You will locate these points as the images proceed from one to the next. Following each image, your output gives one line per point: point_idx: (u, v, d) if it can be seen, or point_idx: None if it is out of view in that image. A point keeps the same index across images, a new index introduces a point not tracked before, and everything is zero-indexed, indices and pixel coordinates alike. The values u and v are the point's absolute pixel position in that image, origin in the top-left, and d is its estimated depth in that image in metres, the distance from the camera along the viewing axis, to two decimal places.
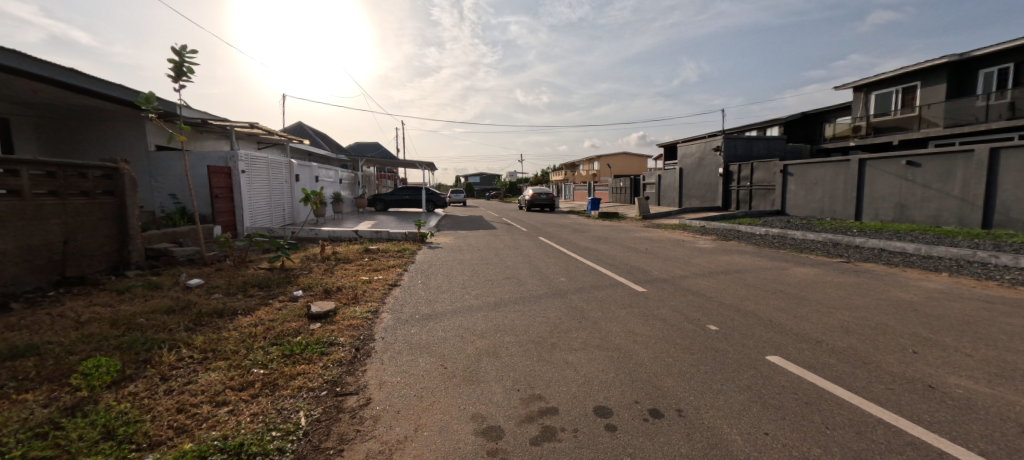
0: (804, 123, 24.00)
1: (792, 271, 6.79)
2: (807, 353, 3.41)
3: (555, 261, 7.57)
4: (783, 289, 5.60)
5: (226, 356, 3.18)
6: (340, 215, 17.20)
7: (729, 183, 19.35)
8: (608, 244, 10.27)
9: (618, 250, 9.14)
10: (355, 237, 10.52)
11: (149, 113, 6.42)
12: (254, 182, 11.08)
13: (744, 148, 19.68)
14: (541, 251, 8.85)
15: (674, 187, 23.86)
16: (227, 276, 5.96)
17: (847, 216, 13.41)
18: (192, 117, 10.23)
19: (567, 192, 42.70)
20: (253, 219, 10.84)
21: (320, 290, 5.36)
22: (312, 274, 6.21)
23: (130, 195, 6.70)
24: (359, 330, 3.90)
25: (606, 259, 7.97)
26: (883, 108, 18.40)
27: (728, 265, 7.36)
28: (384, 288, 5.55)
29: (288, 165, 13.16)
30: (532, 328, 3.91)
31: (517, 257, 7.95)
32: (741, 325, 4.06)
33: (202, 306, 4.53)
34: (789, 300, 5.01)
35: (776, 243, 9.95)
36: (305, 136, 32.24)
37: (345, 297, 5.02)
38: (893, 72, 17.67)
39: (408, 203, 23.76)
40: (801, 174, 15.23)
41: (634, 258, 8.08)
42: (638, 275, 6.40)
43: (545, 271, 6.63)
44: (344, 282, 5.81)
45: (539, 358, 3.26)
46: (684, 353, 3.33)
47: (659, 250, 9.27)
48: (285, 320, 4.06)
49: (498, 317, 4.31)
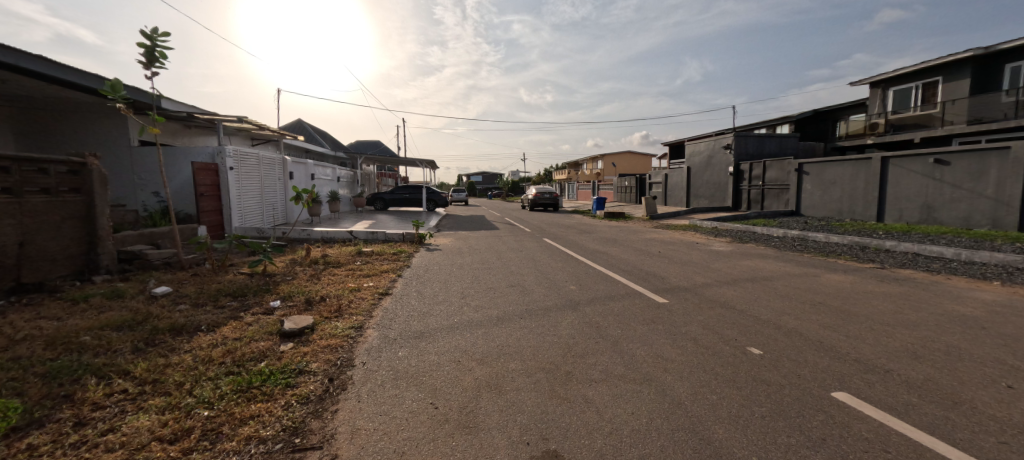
0: (817, 120, 23.26)
1: (826, 279, 6.14)
2: (881, 390, 2.77)
3: (563, 266, 6.95)
4: (822, 300, 4.97)
5: (166, 391, 2.59)
6: (336, 215, 16.62)
7: (739, 182, 18.68)
8: (618, 247, 9.62)
9: (629, 254, 8.51)
10: (350, 238, 9.94)
11: (117, 103, 5.88)
12: (244, 180, 10.51)
13: (756, 146, 18.99)
14: (547, 254, 8.22)
15: (681, 187, 23.17)
16: (201, 284, 5.38)
17: (868, 217, 12.72)
18: (177, 110, 9.67)
19: (571, 192, 42.01)
20: (242, 218, 10.26)
21: (301, 301, 4.77)
22: (296, 281, 5.63)
23: (99, 192, 6.12)
24: (337, 352, 3.29)
25: (618, 263, 7.34)
26: (901, 104, 17.68)
27: (753, 271, 6.71)
28: (373, 297, 4.95)
29: (281, 162, 12.59)
30: (541, 352, 3.30)
31: (521, 262, 7.33)
32: (788, 348, 3.44)
33: (161, 320, 3.95)
34: (834, 315, 4.37)
35: (798, 246, 9.31)
36: (304, 134, 31.72)
37: (328, 309, 4.43)
38: (913, 67, 16.94)
39: (408, 202, 23.17)
40: (817, 173, 14.55)
41: (648, 263, 7.44)
42: (655, 283, 5.77)
43: (552, 278, 6.01)
44: (330, 290, 5.22)
45: (552, 393, 2.65)
46: (730, 388, 2.72)
47: (674, 253, 8.64)
48: (252, 340, 3.47)
49: (501, 336, 3.69)
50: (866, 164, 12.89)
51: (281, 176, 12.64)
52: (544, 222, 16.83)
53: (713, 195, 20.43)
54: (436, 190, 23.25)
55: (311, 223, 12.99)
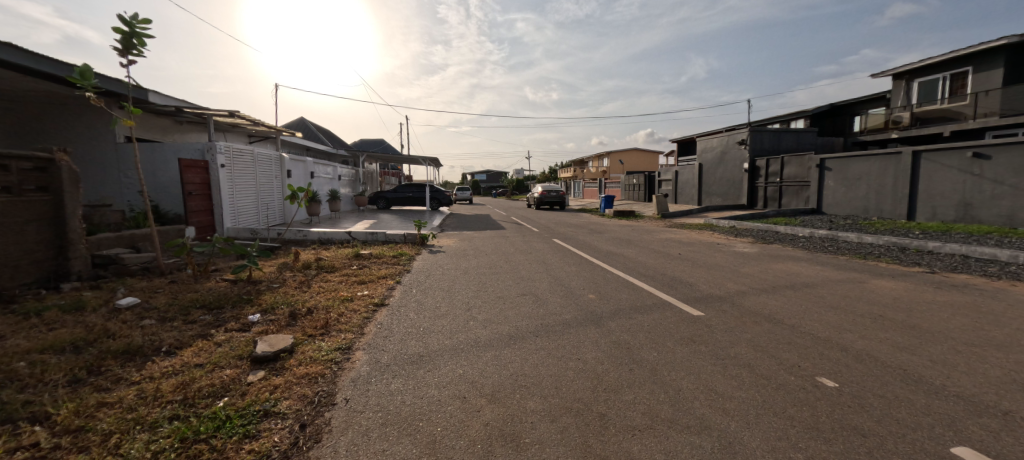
0: (834, 115, 22.42)
1: (876, 287, 5.46)
2: (1016, 442, 2.11)
3: (578, 271, 6.32)
4: (882, 312, 4.31)
5: (87, 447, 2.01)
6: (337, 214, 16.09)
7: (755, 179, 17.94)
8: (634, 248, 8.97)
9: (647, 256, 7.87)
10: (349, 239, 9.38)
11: (86, 91, 5.31)
12: (237, 178, 9.96)
13: (772, 141, 18.23)
14: (558, 257, 7.60)
15: (692, 184, 22.45)
16: (176, 293, 4.81)
17: (897, 215, 11.98)
18: (165, 104, 9.13)
19: (577, 190, 41.36)
20: (235, 218, 9.74)
21: (284, 313, 4.18)
22: (283, 289, 5.05)
23: (70, 191, 5.58)
24: (316, 385, 2.69)
25: (637, 267, 6.71)
26: (927, 96, 16.84)
27: (790, 275, 6.05)
28: (366, 310, 4.35)
29: (278, 160, 12.06)
30: (565, 385, 2.68)
31: (531, 266, 6.71)
32: (868, 380, 2.79)
33: (117, 341, 3.38)
34: (906, 333, 3.71)
35: (829, 247, 8.62)
36: (308, 131, 31.35)
37: (313, 325, 3.83)
38: (941, 57, 16.13)
39: (411, 201, 22.61)
40: (841, 169, 13.79)
41: (671, 267, 6.79)
42: (685, 292, 5.11)
43: (568, 285, 5.39)
44: (319, 301, 4.62)
45: (586, 449, 2.03)
46: (816, 441, 2.08)
47: (696, 255, 7.97)
48: (216, 368, 2.89)
49: (515, 361, 3.07)
50: (895, 159, 12.13)
51: (277, 174, 12.09)
52: (551, 222, 16.19)
53: (727, 193, 19.70)
54: (439, 189, 22.65)
55: (309, 224, 12.44)
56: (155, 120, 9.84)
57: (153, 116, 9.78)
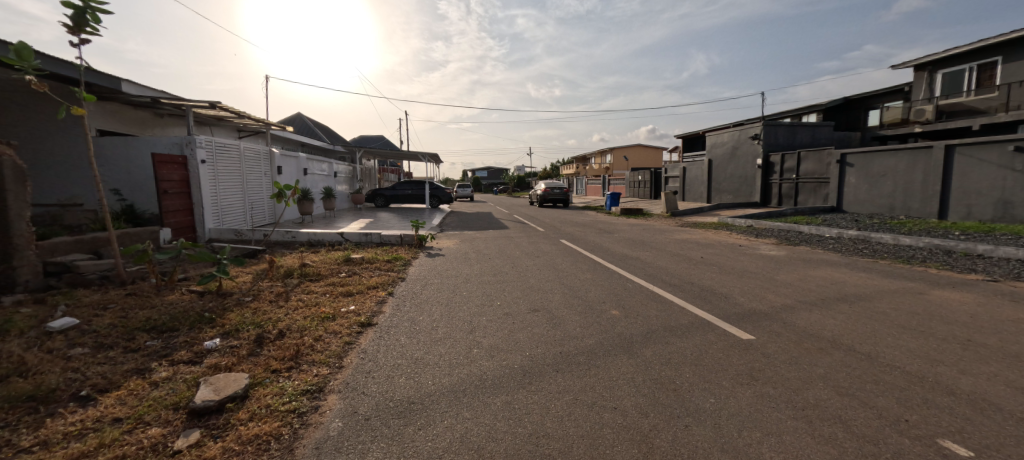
0: (849, 109, 21.58)
1: (942, 299, 4.71)
2: None
3: (594, 279, 5.59)
4: (966, 335, 3.60)
5: None
6: (332, 213, 15.38)
7: (769, 176, 17.18)
8: (650, 251, 8.24)
9: (667, 260, 7.15)
10: (342, 240, 8.68)
11: (26, 74, 4.56)
12: (220, 174, 9.23)
13: (787, 135, 17.44)
14: (569, 261, 6.87)
15: (701, 180, 21.68)
16: (128, 310, 4.09)
17: (927, 215, 11.24)
18: (139, 95, 8.37)
19: (579, 187, 40.67)
20: (218, 218, 9.03)
21: (249, 338, 3.44)
22: (256, 304, 4.32)
23: (14, 190, 4.82)
24: (265, 456, 1.97)
25: (659, 274, 5.98)
26: (952, 88, 16.04)
27: (836, 285, 5.32)
28: (349, 332, 3.61)
29: (266, 155, 11.32)
30: (606, 457, 1.95)
31: (540, 273, 5.98)
32: (1013, 445, 2.06)
33: (27, 380, 2.67)
34: (1015, 366, 2.98)
35: (863, 251, 7.90)
36: (304, 128, 30.57)
37: (280, 354, 3.10)
38: (968, 46, 15.30)
39: (411, 199, 21.88)
40: (864, 165, 13.03)
41: (696, 273, 6.08)
42: (722, 307, 4.41)
43: (586, 298, 4.67)
44: (294, 320, 3.89)
45: None
46: None
47: (720, 259, 7.23)
48: (135, 430, 2.16)
49: (533, 414, 2.32)
50: (925, 154, 11.36)
51: (266, 170, 11.36)
52: (556, 221, 15.46)
53: (738, 190, 18.94)
54: (439, 186, 21.89)
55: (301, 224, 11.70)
56: (130, 112, 9.13)
57: (128, 108, 9.06)
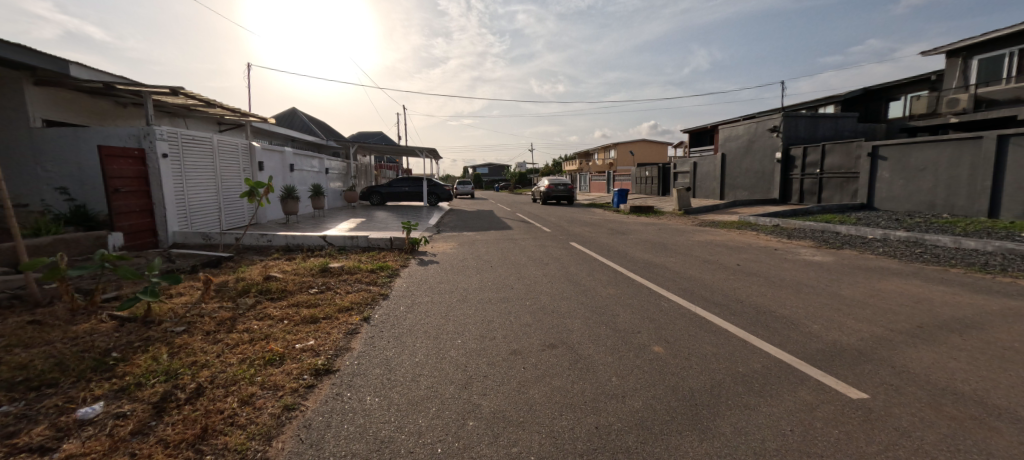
0: (871, 100, 20.44)
1: None
2: None
3: (621, 297, 4.53)
4: None
5: None
6: (322, 212, 14.35)
7: (789, 171, 16.12)
8: (676, 256, 7.16)
9: (699, 269, 6.07)
10: (324, 244, 7.68)
11: None
12: (187, 170, 8.17)
13: (808, 127, 16.33)
14: (585, 271, 5.83)
15: (714, 176, 20.58)
16: (10, 350, 3.06)
17: (975, 212, 10.15)
18: (90, 80, 7.31)
19: (583, 184, 39.60)
20: (184, 220, 7.99)
21: (148, 402, 2.40)
22: (184, 339, 3.28)
23: None
24: None
25: (698, 290, 4.92)
26: (989, 75, 14.90)
27: (925, 306, 4.25)
28: (293, 389, 2.56)
29: (244, 150, 10.27)
30: None
31: (554, 287, 4.95)
32: None
33: None
34: None
35: (922, 256, 6.85)
36: (299, 123, 29.52)
37: (177, 437, 2.06)
38: (1008, 29, 14.18)
39: (408, 197, 20.85)
40: (900, 158, 11.93)
41: (742, 287, 5.01)
42: (797, 340, 3.37)
43: (616, 328, 3.62)
44: (225, 367, 2.84)
45: None
46: None
47: (762, 268, 6.18)
48: None
49: None
50: (973, 146, 10.23)
51: (245, 166, 10.31)
52: (562, 220, 14.40)
53: (755, 186, 17.85)
54: (438, 183, 20.79)
55: (285, 225, 10.68)
56: (86, 101, 8.13)
57: (83, 96, 8.06)
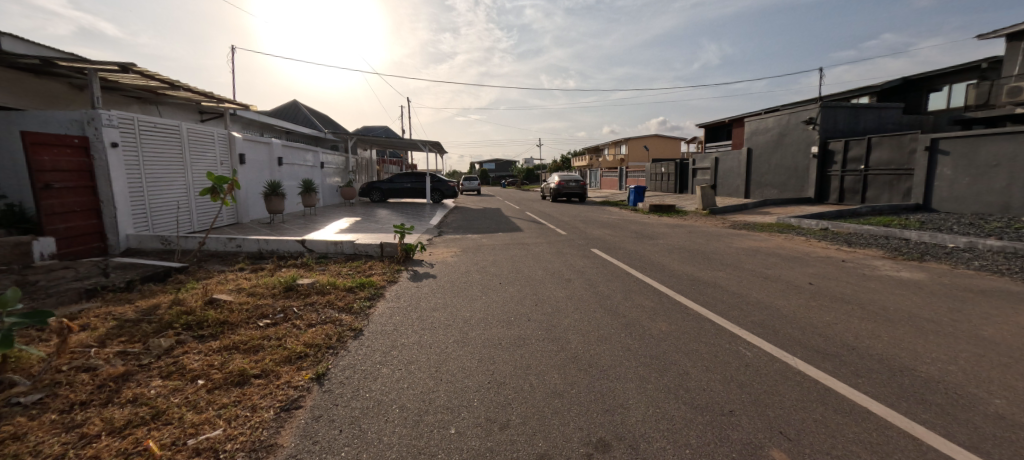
0: (913, 90, 18.83)
1: None
2: None
3: (683, 340, 3.25)
4: None
5: None
6: (315, 210, 13.22)
7: (827, 166, 14.66)
8: (725, 270, 5.85)
9: (766, 290, 4.75)
10: (303, 251, 6.51)
11: None
12: (147, 163, 7.01)
13: (848, 118, 14.82)
14: (621, 292, 4.55)
15: (738, 173, 19.08)
16: None
17: None
18: (25, 54, 6.09)
19: (594, 180, 38.10)
20: (141, 221, 6.84)
21: None
22: (18, 425, 2.07)
23: None
24: None
25: (781, 325, 3.62)
26: None
27: None
28: None
29: (221, 140, 9.08)
30: None
31: (585, 320, 3.69)
32: None
33: None
34: None
35: None
36: (300, 116, 28.37)
37: None
38: None
39: (411, 193, 19.65)
40: (965, 152, 10.45)
41: (839, 322, 3.70)
42: (1004, 439, 2.06)
43: (693, 404, 2.35)
44: None
45: None
46: None
47: (842, 287, 4.89)
48: None
49: None
50: None
51: (223, 159, 9.13)
52: (576, 219, 13.11)
53: (786, 183, 16.39)
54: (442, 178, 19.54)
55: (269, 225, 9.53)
56: (29, 82, 7.01)
57: (25, 77, 6.95)
